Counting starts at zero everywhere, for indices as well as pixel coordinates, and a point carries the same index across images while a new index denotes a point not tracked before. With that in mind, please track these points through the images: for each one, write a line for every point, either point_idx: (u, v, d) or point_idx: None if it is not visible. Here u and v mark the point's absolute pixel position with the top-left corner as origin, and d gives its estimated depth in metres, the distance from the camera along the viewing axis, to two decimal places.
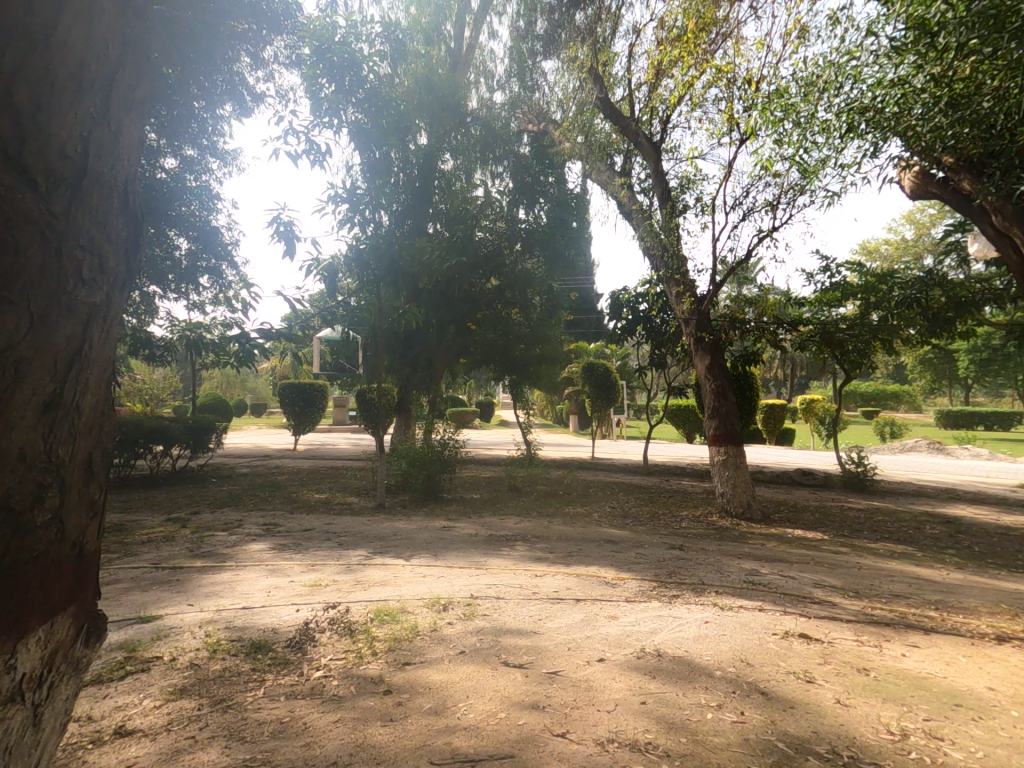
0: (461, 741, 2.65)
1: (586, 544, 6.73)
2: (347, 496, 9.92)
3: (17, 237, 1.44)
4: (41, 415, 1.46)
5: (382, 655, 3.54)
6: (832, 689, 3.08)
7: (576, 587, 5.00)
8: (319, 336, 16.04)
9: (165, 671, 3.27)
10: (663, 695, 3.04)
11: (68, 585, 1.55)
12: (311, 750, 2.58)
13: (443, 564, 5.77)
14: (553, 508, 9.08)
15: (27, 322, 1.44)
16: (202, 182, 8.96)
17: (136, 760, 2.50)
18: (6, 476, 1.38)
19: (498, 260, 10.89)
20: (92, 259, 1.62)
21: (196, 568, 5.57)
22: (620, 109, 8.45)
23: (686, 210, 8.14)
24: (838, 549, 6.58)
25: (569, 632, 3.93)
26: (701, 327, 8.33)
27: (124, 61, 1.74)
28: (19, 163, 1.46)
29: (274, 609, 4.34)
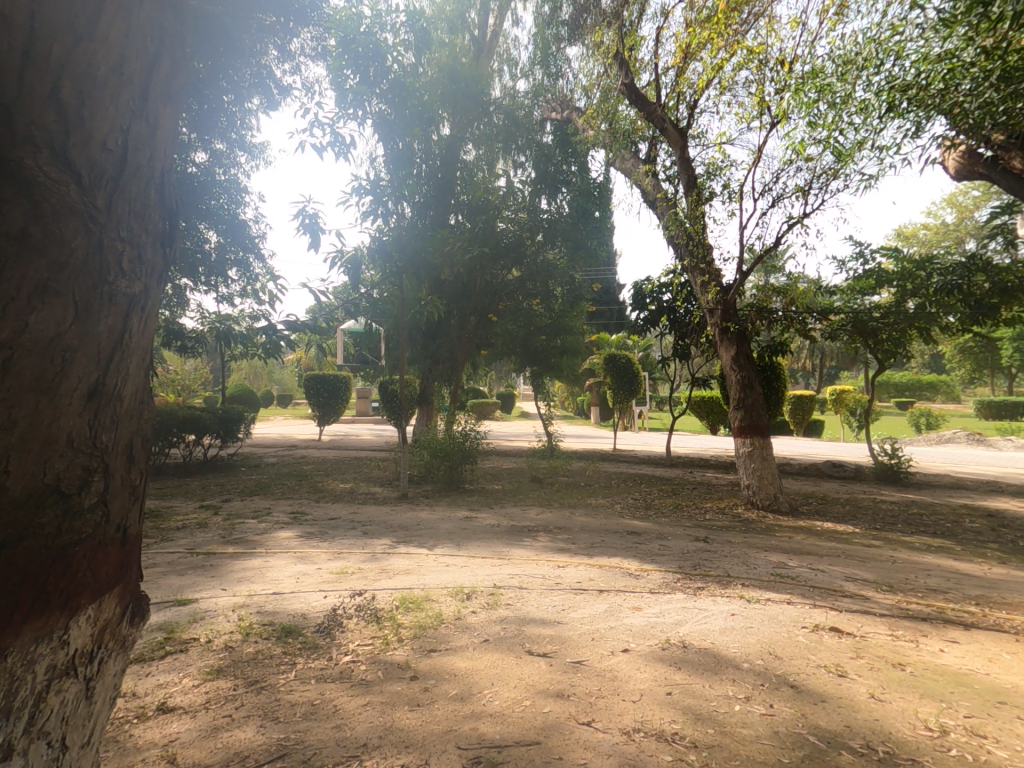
0: (488, 727, 2.68)
1: (608, 536, 6.71)
2: (371, 486, 10.07)
3: (63, 229, 1.48)
4: (86, 402, 1.50)
5: (408, 642, 3.59)
6: (865, 684, 3.03)
7: (599, 578, 5.00)
8: (342, 329, 16.22)
9: (201, 652, 3.38)
10: (689, 686, 3.02)
11: (114, 566, 1.60)
12: (341, 731, 2.64)
13: (466, 554, 5.82)
14: (575, 499, 9.09)
15: (73, 312, 1.47)
16: (231, 175, 9.15)
17: (178, 736, 2.59)
18: (55, 462, 1.43)
19: (520, 251, 10.81)
20: (131, 250, 1.66)
21: (228, 553, 5.72)
22: (645, 94, 8.27)
23: (713, 197, 8.00)
24: (871, 542, 6.44)
25: (594, 622, 3.93)
26: (726, 317, 8.20)
27: (161, 53, 1.77)
28: (66, 157, 1.49)
29: (303, 595, 4.44)
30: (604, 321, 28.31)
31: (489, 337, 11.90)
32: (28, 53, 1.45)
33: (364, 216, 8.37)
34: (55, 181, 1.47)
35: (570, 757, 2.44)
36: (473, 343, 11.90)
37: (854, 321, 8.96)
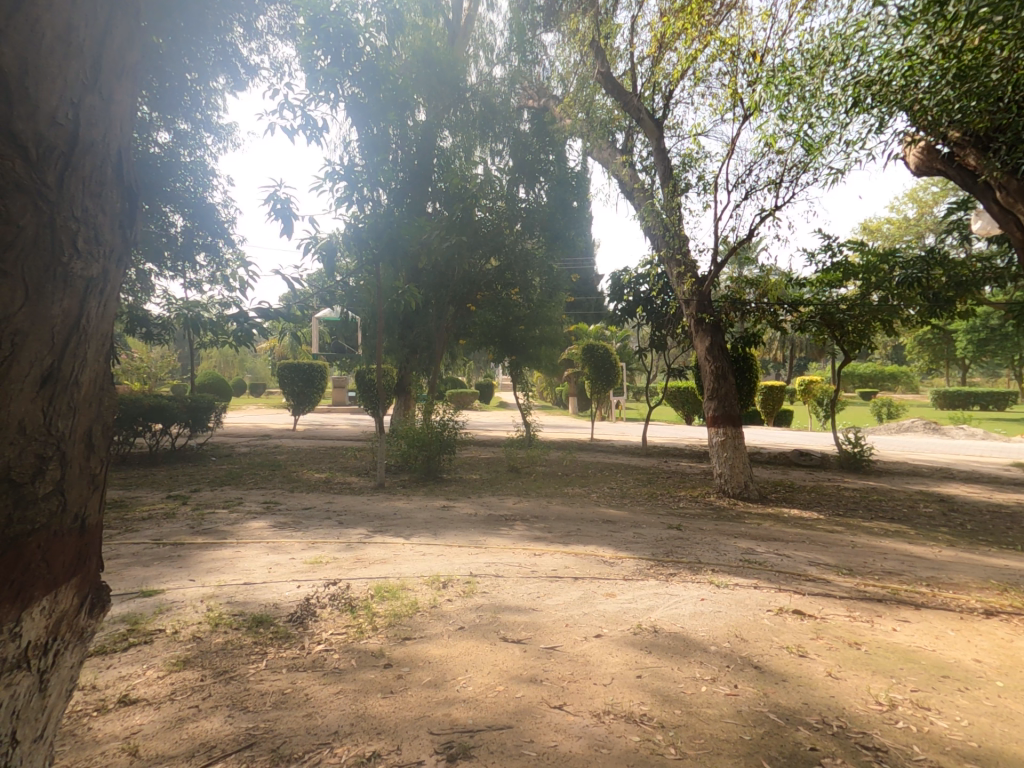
0: (460, 712, 2.71)
1: (584, 524, 6.82)
2: (347, 476, 10.01)
3: (11, 206, 1.42)
4: (40, 388, 1.45)
5: (382, 630, 3.61)
6: (823, 663, 3.14)
7: (574, 566, 5.07)
8: (318, 318, 17.16)
9: (167, 643, 3.34)
10: (658, 669, 3.09)
11: (71, 557, 1.55)
12: (312, 720, 2.64)
13: (443, 543, 5.86)
14: (552, 488, 9.20)
15: (23, 294, 1.43)
16: (197, 157, 8.91)
17: (141, 727, 2.56)
18: (5, 449, 1.38)
19: (499, 240, 10.78)
20: (87, 230, 1.60)
21: (197, 544, 5.65)
22: (622, 83, 8.25)
23: (688, 189, 8.08)
24: (835, 527, 6.69)
25: (567, 609, 4.00)
26: (701, 308, 8.32)
27: (113, 24, 1.69)
28: (10, 130, 1.44)
29: (275, 585, 4.41)
30: (582, 312, 28.55)
31: (467, 326, 11.87)
32: None
33: (339, 202, 8.23)
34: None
35: (540, 740, 2.49)
36: (452, 332, 11.94)
37: (822, 313, 9.24)
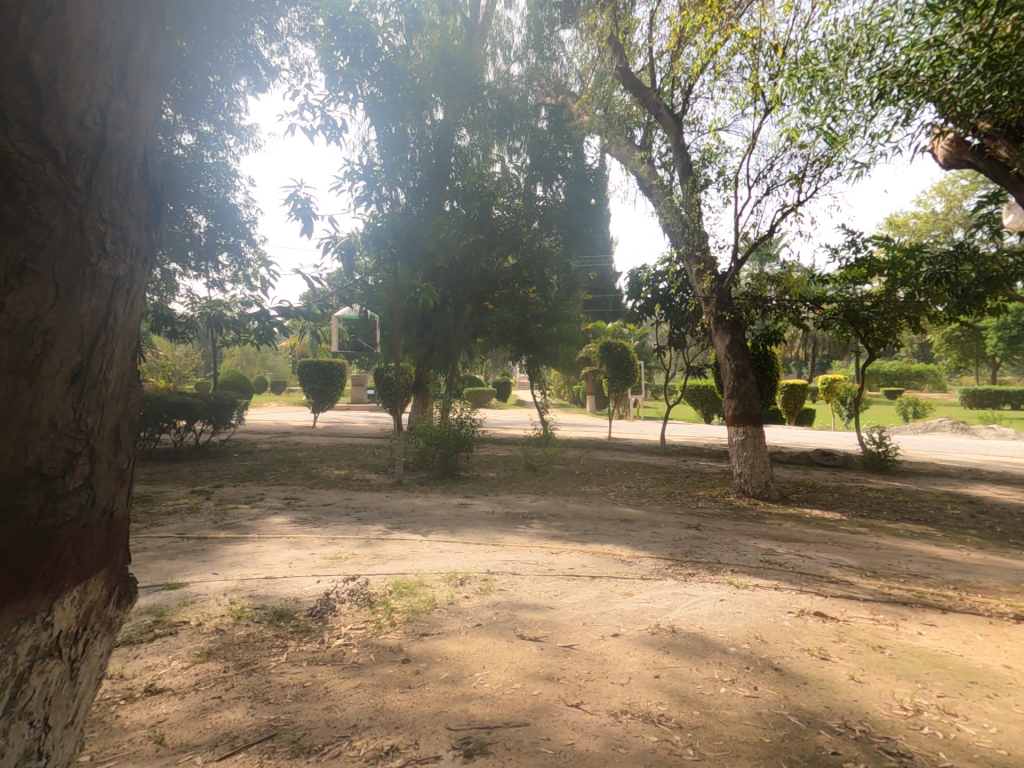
0: (477, 709, 2.72)
1: (601, 523, 6.79)
2: (366, 473, 10.12)
3: (41, 209, 1.46)
4: (69, 385, 1.49)
5: (400, 626, 3.64)
6: (846, 666, 3.09)
7: (591, 564, 5.05)
8: (337, 316, 17.35)
9: (192, 635, 3.41)
10: (676, 669, 3.07)
11: (99, 549, 1.60)
12: (331, 712, 2.68)
13: (460, 540, 5.89)
14: (569, 486, 9.18)
15: (53, 294, 1.46)
16: (219, 158, 9.06)
17: (167, 716, 2.62)
18: (37, 444, 1.42)
19: (516, 238, 10.82)
20: (114, 231, 1.64)
21: (220, 538, 5.76)
22: (641, 79, 8.16)
23: (708, 185, 7.97)
24: (858, 529, 6.55)
25: (584, 607, 3.99)
26: (721, 306, 8.22)
27: (138, 29, 1.73)
28: (39, 134, 1.47)
29: (295, 579, 4.48)
30: (600, 310, 28.44)
31: (485, 325, 11.86)
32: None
33: (358, 202, 8.30)
34: (27, 157, 1.44)
35: (557, 738, 2.49)
36: (469, 331, 11.96)
37: (846, 310, 9.05)
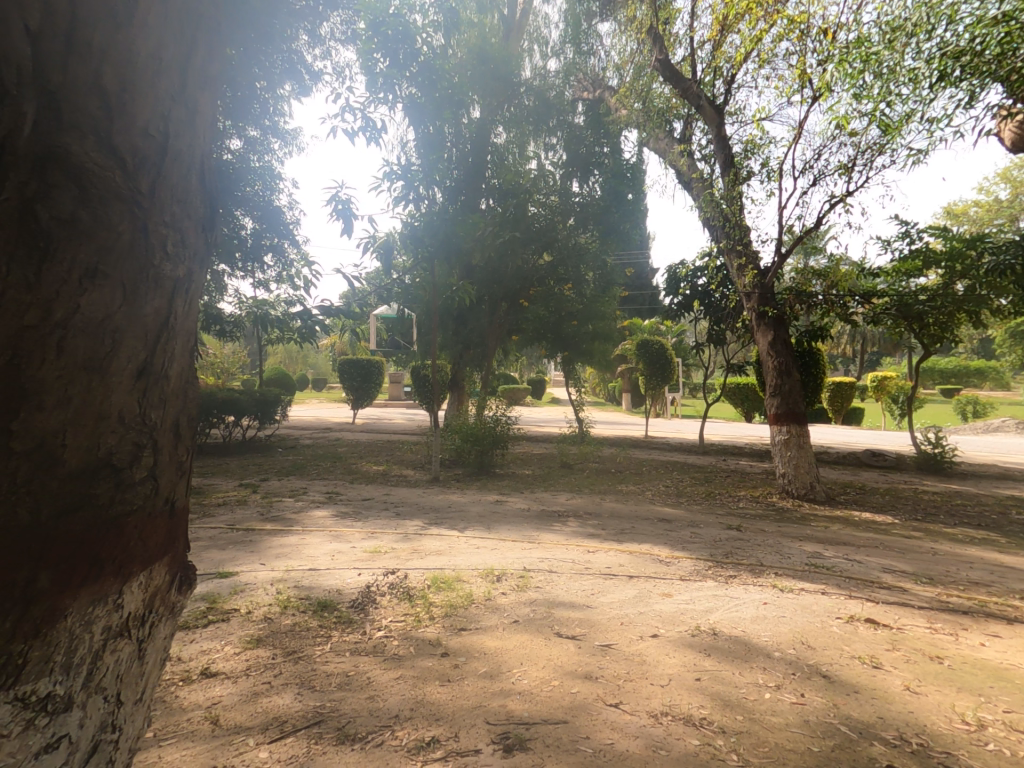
0: (515, 704, 2.73)
1: (639, 522, 6.72)
2: (403, 469, 10.30)
3: (111, 213, 1.51)
4: (136, 381, 1.57)
5: (439, 620, 3.69)
6: (901, 676, 2.96)
7: (628, 564, 5.00)
8: (375, 315, 17.67)
9: (242, 622, 3.55)
10: (719, 673, 3.01)
11: (162, 537, 1.68)
12: (374, 702, 2.75)
13: (497, 537, 5.93)
14: (605, 485, 9.11)
15: (121, 295, 1.53)
16: (265, 162, 9.35)
17: (221, 699, 2.74)
18: (108, 436, 1.49)
19: (551, 235, 10.80)
20: (174, 234, 1.71)
21: (267, 530, 5.98)
22: (681, 70, 7.99)
23: (751, 177, 7.75)
24: (912, 533, 6.27)
25: (622, 607, 3.95)
26: (763, 301, 7.96)
27: (196, 41, 1.81)
28: (110, 142, 1.52)
29: (337, 571, 4.60)
30: (637, 306, 28.09)
31: (520, 323, 11.88)
32: (75, 36, 1.48)
33: (396, 202, 8.43)
34: (100, 166, 1.50)
35: (596, 736, 2.48)
36: (504, 329, 11.99)
37: (899, 305, 8.64)
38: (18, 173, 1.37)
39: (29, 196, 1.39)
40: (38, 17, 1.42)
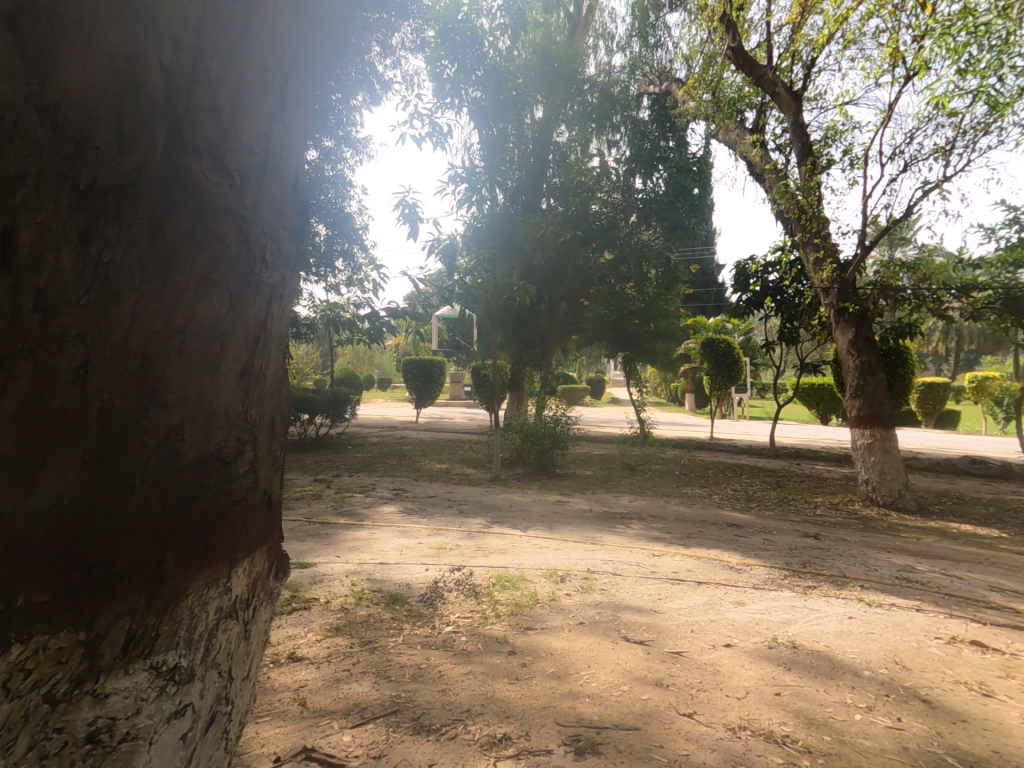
0: (585, 707, 2.70)
1: (707, 527, 6.50)
2: (465, 467, 10.47)
3: (221, 226, 1.61)
4: (239, 381, 1.67)
5: (505, 618, 3.72)
6: (1014, 707, 2.69)
7: (697, 569, 4.85)
8: (437, 316, 18.04)
9: (322, 611, 3.73)
10: (802, 689, 2.86)
11: (261, 526, 1.77)
12: (446, 695, 2.80)
13: (560, 537, 5.90)
14: (670, 487, 8.88)
15: (228, 302, 1.63)
16: (338, 171, 9.76)
17: (305, 682, 2.89)
18: (217, 432, 1.59)
19: (613, 233, 10.66)
20: (272, 244, 1.81)
21: (340, 523, 6.25)
22: (755, 56, 7.65)
23: (831, 166, 7.31)
24: (1019, 549, 5.70)
25: (693, 614, 3.83)
26: (843, 297, 7.49)
27: (295, 62, 1.91)
28: (222, 162, 1.63)
29: (406, 566, 4.74)
30: (701, 304, 27.23)
31: (579, 323, 11.78)
32: (198, 67, 1.59)
33: (460, 204, 8.59)
34: (213, 184, 1.60)
35: (671, 746, 2.41)
36: (564, 329, 11.93)
37: (1007, 297, 7.70)
38: (150, 195, 1.49)
39: (158, 215, 1.50)
40: (170, 51, 1.53)
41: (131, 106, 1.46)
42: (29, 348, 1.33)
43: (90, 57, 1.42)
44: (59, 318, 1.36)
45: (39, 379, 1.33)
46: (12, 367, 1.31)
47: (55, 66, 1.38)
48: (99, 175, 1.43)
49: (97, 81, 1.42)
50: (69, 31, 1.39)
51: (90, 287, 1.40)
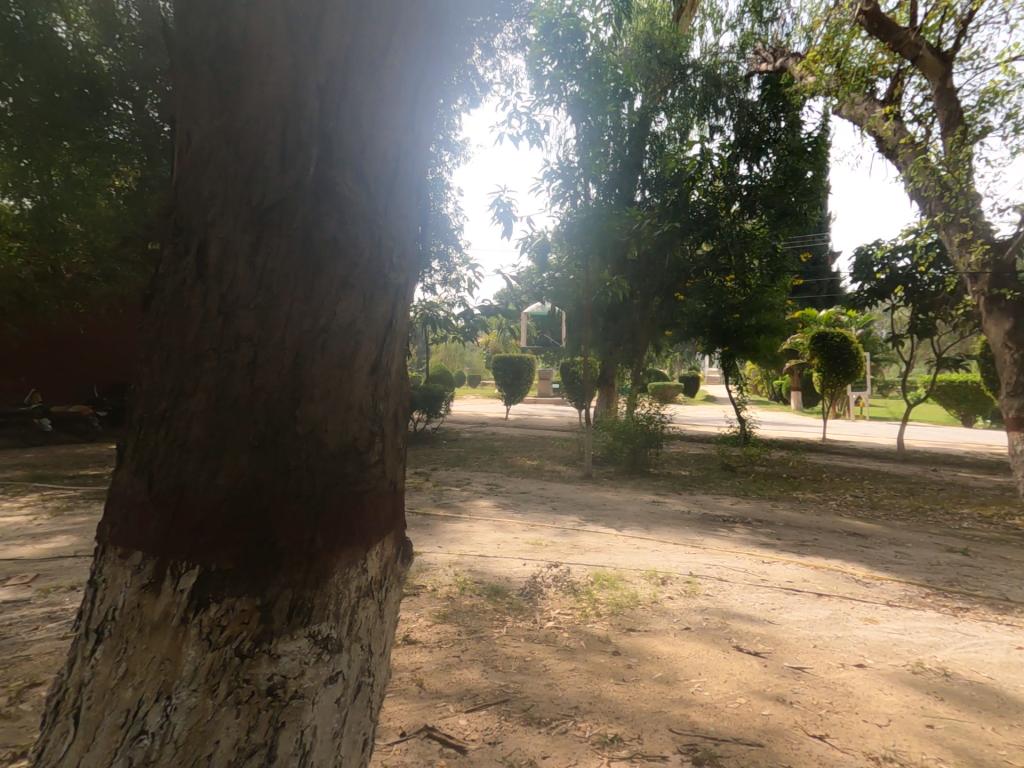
0: (699, 716, 2.58)
1: (824, 535, 5.99)
2: (556, 464, 10.44)
3: (357, 232, 1.68)
4: (370, 376, 1.72)
5: (607, 617, 3.65)
6: None
7: (817, 580, 4.48)
8: (525, 312, 17.92)
9: (428, 598, 3.87)
10: (958, 723, 2.54)
11: (389, 515, 1.80)
12: (553, 690, 2.79)
13: (658, 538, 5.70)
14: (778, 491, 8.29)
15: (361, 302, 1.69)
16: (437, 175, 10.10)
17: (419, 665, 3.01)
18: (351, 424, 1.65)
19: (714, 223, 10.12)
20: (399, 246, 1.84)
21: (439, 515, 6.47)
22: (892, 18, 6.93)
23: (986, 133, 6.43)
24: None
25: (815, 628, 3.54)
26: (997, 283, 6.59)
27: (427, 68, 1.93)
28: (361, 172, 1.70)
29: (504, 560, 4.80)
30: (811, 296, 25.25)
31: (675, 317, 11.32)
32: (345, 86, 1.68)
33: (554, 201, 8.58)
34: (352, 192, 1.67)
35: None
36: (658, 323, 11.52)
37: None
38: (302, 206, 1.61)
39: (307, 225, 1.61)
40: (325, 74, 1.65)
41: (294, 134, 1.61)
42: (214, 347, 1.55)
43: (266, 93, 1.62)
44: (234, 322, 1.56)
45: (220, 375, 1.54)
46: (203, 363, 1.55)
47: (245, 108, 1.62)
48: (269, 194, 1.60)
49: (268, 113, 1.61)
50: (254, 76, 1.62)
51: (256, 292, 1.58)
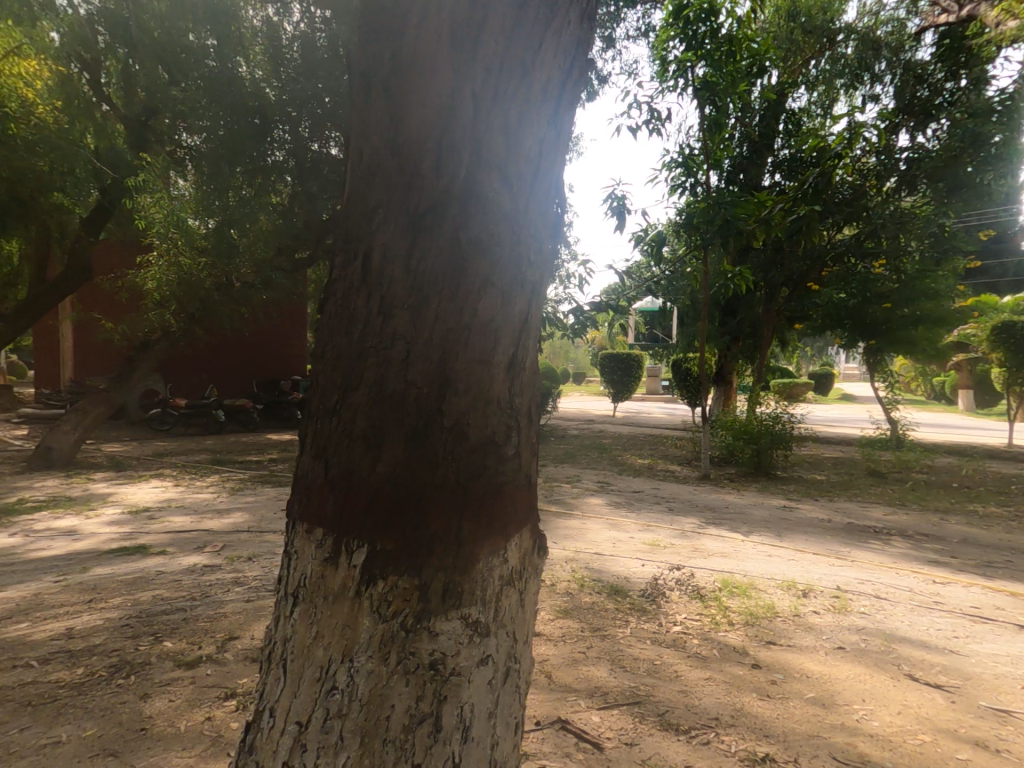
0: (868, 748, 2.33)
1: (1010, 556, 5.13)
2: (670, 464, 10.04)
3: (499, 232, 1.72)
4: (507, 372, 1.75)
5: (741, 627, 3.43)
6: None
7: (1006, 609, 3.85)
8: (635, 309, 17.35)
9: (547, 592, 3.90)
10: None
11: (527, 509, 1.82)
12: (689, 698, 2.68)
13: (792, 547, 5.25)
14: (938, 502, 7.27)
15: (499, 300, 1.72)
16: None
17: (547, 657, 3.04)
18: (491, 417, 1.69)
19: (859, 203, 9.08)
20: (535, 245, 1.85)
21: (551, 511, 6.50)
22: None
23: None
24: None
25: (1012, 666, 3.03)
26: None
27: (574, 65, 1.91)
28: (505, 174, 1.74)
29: (621, 559, 4.70)
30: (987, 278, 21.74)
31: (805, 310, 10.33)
32: (497, 93, 1.73)
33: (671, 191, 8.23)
34: (497, 194, 1.72)
35: None
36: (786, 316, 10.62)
37: None
38: (452, 210, 1.68)
39: (455, 228, 1.68)
40: (480, 81, 1.71)
41: (448, 142, 1.69)
42: (376, 345, 1.67)
43: (427, 105, 1.71)
44: (392, 321, 1.67)
45: (381, 370, 1.65)
46: (367, 360, 1.67)
47: (411, 122, 1.72)
48: (425, 201, 1.69)
49: (428, 124, 1.70)
50: (418, 90, 1.72)
51: (411, 293, 1.67)
